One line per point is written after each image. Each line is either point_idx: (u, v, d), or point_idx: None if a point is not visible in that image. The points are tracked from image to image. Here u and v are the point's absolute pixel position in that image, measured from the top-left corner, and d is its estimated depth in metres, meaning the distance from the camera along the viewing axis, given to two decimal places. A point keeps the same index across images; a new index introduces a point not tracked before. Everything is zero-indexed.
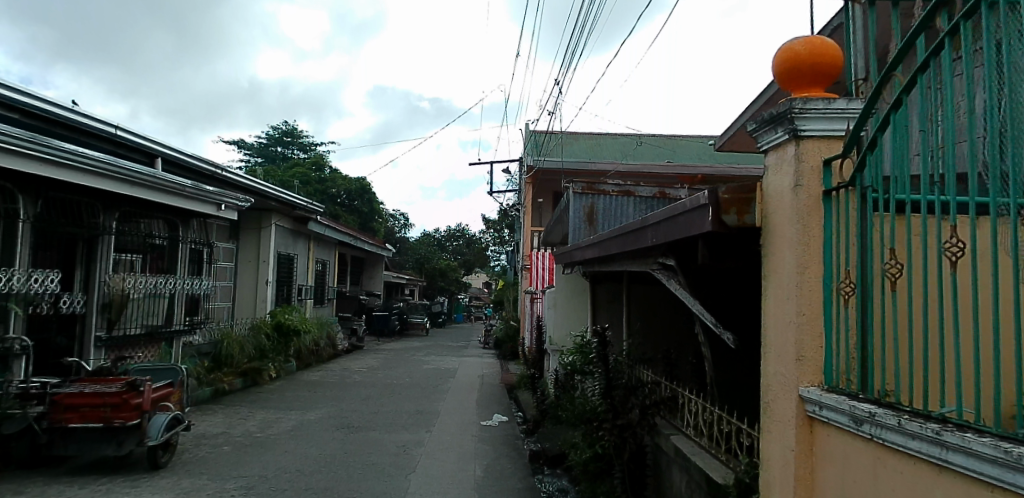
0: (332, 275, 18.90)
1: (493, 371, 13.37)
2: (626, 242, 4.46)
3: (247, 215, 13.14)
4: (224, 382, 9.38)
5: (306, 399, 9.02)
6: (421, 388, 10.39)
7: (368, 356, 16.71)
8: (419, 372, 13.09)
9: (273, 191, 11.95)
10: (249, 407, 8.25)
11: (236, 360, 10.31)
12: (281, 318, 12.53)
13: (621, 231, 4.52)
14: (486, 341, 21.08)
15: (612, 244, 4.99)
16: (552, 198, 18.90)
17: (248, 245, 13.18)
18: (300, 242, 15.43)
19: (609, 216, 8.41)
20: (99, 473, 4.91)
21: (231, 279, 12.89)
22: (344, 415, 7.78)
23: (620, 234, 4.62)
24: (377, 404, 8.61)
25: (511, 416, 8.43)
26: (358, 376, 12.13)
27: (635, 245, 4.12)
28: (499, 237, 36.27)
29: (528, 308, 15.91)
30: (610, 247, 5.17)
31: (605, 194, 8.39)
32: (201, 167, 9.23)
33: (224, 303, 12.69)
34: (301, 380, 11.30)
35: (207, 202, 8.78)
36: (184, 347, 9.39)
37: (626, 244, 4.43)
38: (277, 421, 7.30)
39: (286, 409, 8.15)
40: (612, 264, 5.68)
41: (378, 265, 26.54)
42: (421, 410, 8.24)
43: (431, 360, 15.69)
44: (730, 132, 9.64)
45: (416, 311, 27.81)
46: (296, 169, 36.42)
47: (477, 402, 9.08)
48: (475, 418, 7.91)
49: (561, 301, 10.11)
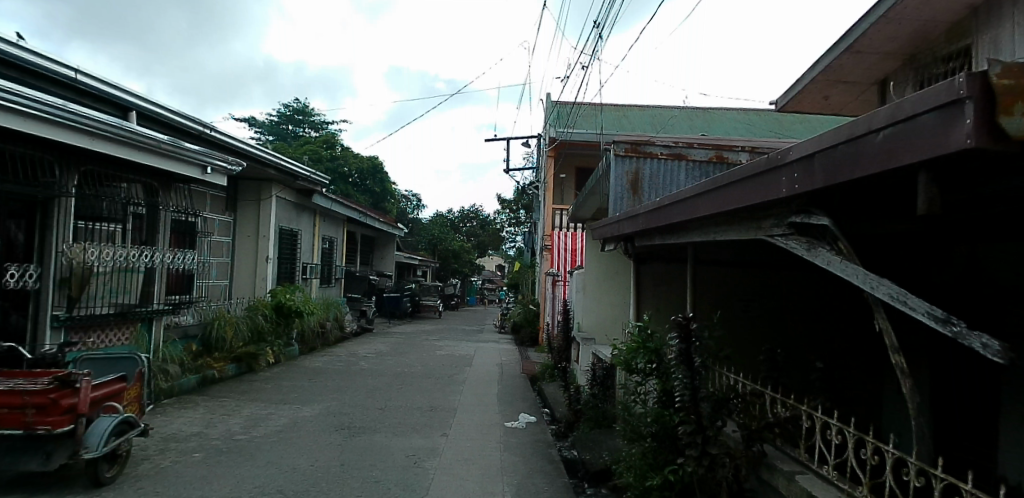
0: (340, 254, 17.83)
1: (512, 360, 12.27)
2: (721, 199, 3.21)
3: (246, 186, 12.08)
4: (213, 369, 8.34)
5: (304, 390, 7.93)
6: (433, 379, 9.27)
7: (377, 340, 15.70)
8: (432, 359, 11.99)
9: (272, 159, 10.83)
10: (238, 399, 7.18)
11: (230, 344, 9.24)
12: (281, 298, 11.13)
13: (714, 186, 3.27)
14: (502, 325, 20.01)
15: (690, 207, 3.77)
16: (575, 173, 17.58)
17: (247, 219, 12.13)
18: (304, 217, 14.36)
19: (656, 184, 7.11)
20: (20, 494, 3.81)
21: (228, 255, 11.89)
22: (345, 412, 6.67)
23: (708, 188, 3.38)
24: (384, 398, 7.51)
25: (537, 415, 7.29)
26: (364, 362, 11.07)
27: (746, 202, 2.87)
28: (514, 219, 34.92)
29: (548, 291, 14.76)
30: (682, 210, 3.93)
31: (652, 157, 7.10)
32: (186, 125, 8.15)
33: (220, 281, 11.68)
34: (303, 367, 10.25)
35: (190, 163, 7.69)
36: (168, 328, 8.35)
37: (722, 201, 3.19)
38: (266, 419, 6.20)
39: (279, 402, 7.07)
40: (680, 237, 4.47)
41: (390, 245, 25.53)
42: (434, 407, 7.12)
43: (444, 345, 14.64)
44: (794, 90, 8.26)
45: (428, 293, 26.85)
46: (307, 146, 35.40)
47: (498, 398, 7.94)
48: (497, 418, 6.75)
49: (591, 287, 9.38)
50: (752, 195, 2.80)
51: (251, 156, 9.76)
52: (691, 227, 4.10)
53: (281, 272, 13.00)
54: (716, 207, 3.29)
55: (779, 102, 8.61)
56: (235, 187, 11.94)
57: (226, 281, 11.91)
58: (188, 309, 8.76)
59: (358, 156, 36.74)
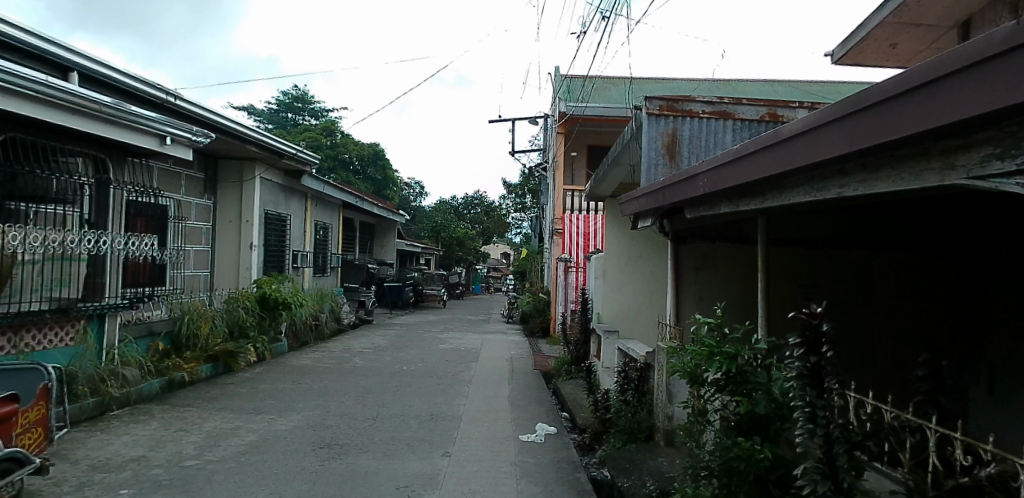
0: (335, 241, 16.73)
1: (522, 353, 11.22)
2: (859, 130, 2.05)
3: (227, 166, 11.00)
4: (182, 371, 7.28)
5: (285, 396, 6.85)
6: (434, 379, 8.18)
7: (375, 332, 14.66)
8: (434, 354, 10.93)
9: (253, 134, 9.68)
10: (203, 407, 6.10)
11: (205, 342, 8.16)
12: (268, 290, 10.03)
13: (844, 111, 2.11)
14: (509, 314, 18.95)
15: (786, 152, 2.62)
16: (586, 152, 16.34)
17: (229, 202, 11.06)
18: (294, 201, 13.27)
19: (696, 147, 5.96)
20: None
21: (209, 242, 10.85)
22: (327, 425, 5.57)
23: (829, 118, 2.23)
24: (377, 405, 6.44)
25: (557, 423, 6.21)
26: (359, 359, 10.04)
27: (915, 127, 1.71)
28: (519, 204, 33.70)
29: (559, 277, 13.71)
30: (774, 158, 2.72)
31: (692, 116, 5.95)
32: (145, 91, 7.01)
33: (200, 271, 10.62)
34: (291, 364, 9.22)
35: (147, 133, 6.52)
36: (127, 324, 7.25)
37: (859, 135, 2.03)
38: (229, 436, 5.11)
39: (252, 411, 6.00)
40: (749, 203, 3.30)
41: (391, 233, 24.47)
42: (435, 416, 6.03)
43: (448, 338, 13.60)
44: (856, 37, 7.05)
45: (431, 282, 25.84)
46: (307, 133, 34.20)
47: (509, 403, 6.85)
48: (510, 429, 5.65)
49: (612, 273, 8.72)
50: (924, 115, 1.65)
51: (227, 129, 8.59)
52: (778, 181, 2.91)
53: (268, 261, 11.95)
54: (844, 145, 2.13)
55: (836, 52, 7.40)
56: (216, 167, 10.85)
57: (207, 270, 10.83)
58: (152, 301, 7.69)
59: (359, 142, 35.62)
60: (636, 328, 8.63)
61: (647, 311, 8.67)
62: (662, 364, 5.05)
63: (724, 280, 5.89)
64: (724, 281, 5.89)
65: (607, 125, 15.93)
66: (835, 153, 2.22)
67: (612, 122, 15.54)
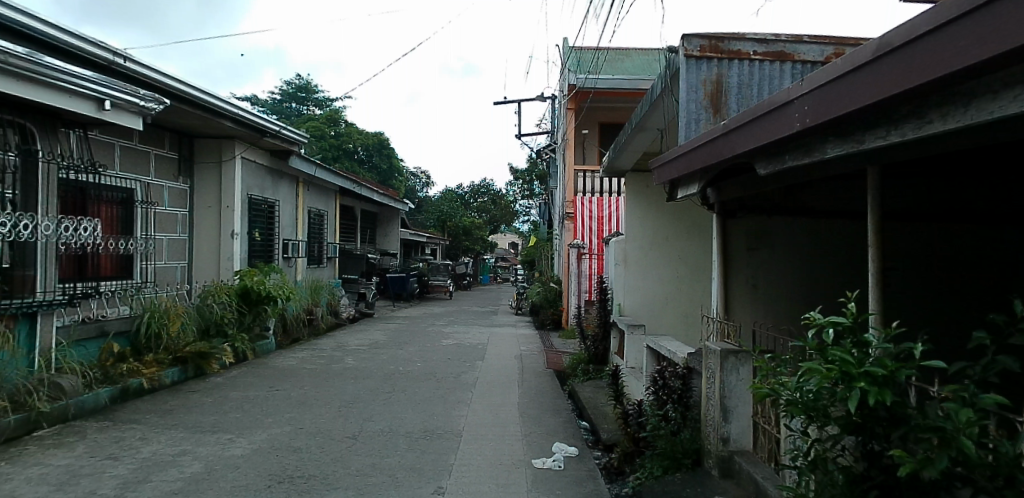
0: (332, 230, 15.70)
1: (534, 350, 10.16)
2: (944, 53, 1.55)
3: (205, 145, 10.06)
4: (139, 377, 6.27)
5: (255, 406, 5.81)
6: (433, 383, 7.11)
7: (374, 327, 13.65)
8: (436, 351, 9.89)
9: (228, 108, 8.80)
10: (151, 424, 5.07)
11: (173, 343, 7.19)
12: (250, 282, 8.97)
13: None
14: (518, 306, 17.89)
15: (842, 91, 2.13)
16: (598, 130, 15.11)
17: (207, 185, 10.08)
18: (282, 185, 12.24)
19: (746, 97, 4.80)
20: None
21: (186, 231, 9.88)
22: (295, 448, 4.52)
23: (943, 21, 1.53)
24: (361, 418, 5.39)
25: (576, 439, 5.14)
26: (352, 358, 9.04)
27: (1019, 37, 1.22)
28: (527, 191, 32.51)
29: (571, 265, 12.63)
30: (922, 62, 1.65)
31: (742, 58, 4.80)
32: (86, 48, 6.00)
33: (176, 262, 9.61)
34: (274, 365, 8.24)
35: (81, 97, 5.49)
36: (65, 326, 6.20)
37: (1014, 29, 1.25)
38: (169, 464, 4.08)
39: (209, 429, 4.97)
40: (850, 147, 2.29)
41: (393, 222, 23.37)
42: (429, 433, 4.97)
43: (453, 332, 12.57)
44: None
45: (436, 273, 24.81)
46: (309, 123, 33.14)
47: (519, 413, 5.79)
48: (520, 451, 4.59)
49: (635, 258, 7.66)
50: None
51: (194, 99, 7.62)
52: (911, 101, 1.90)
53: (252, 251, 10.96)
54: (923, 76, 1.65)
55: None
56: (191, 146, 9.87)
57: (184, 262, 9.82)
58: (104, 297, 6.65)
59: (363, 131, 34.58)
60: (661, 322, 7.62)
61: (674, 300, 7.67)
62: (713, 370, 3.96)
63: (783, 266, 4.78)
64: (783, 266, 4.78)
65: (621, 101, 14.76)
66: (914, 87, 1.72)
67: (626, 96, 14.29)
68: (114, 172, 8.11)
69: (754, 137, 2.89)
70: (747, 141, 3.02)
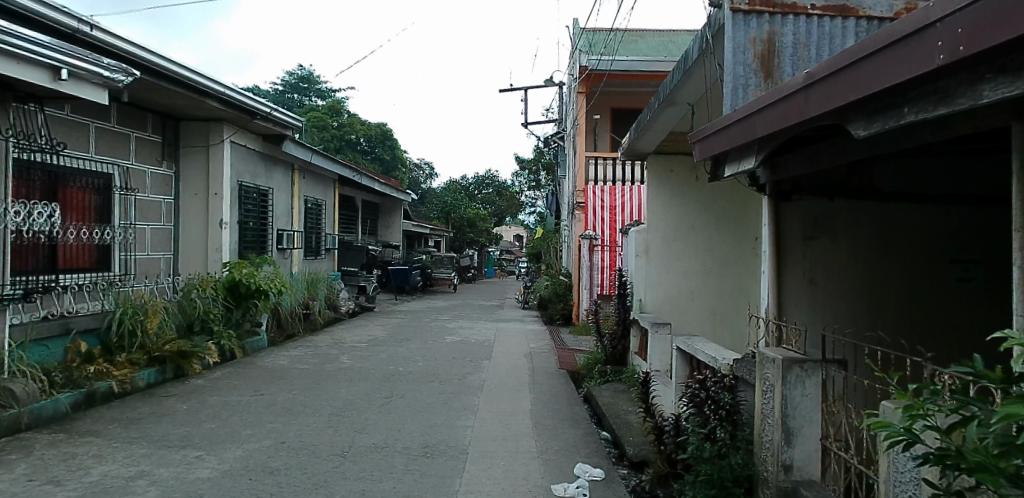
0: (332, 220, 15.05)
1: (543, 348, 9.48)
2: None
3: (191, 128, 9.42)
4: (110, 381, 5.65)
5: (235, 415, 5.17)
6: (435, 386, 6.45)
7: (375, 322, 13.03)
8: (439, 348, 9.24)
9: (214, 87, 8.13)
10: (112, 437, 4.44)
11: (151, 342, 6.56)
12: (238, 275, 8.31)
13: None
14: (525, 299, 17.25)
15: (1005, 3, 1.33)
16: (610, 115, 14.34)
17: (193, 171, 9.44)
18: (276, 172, 11.57)
19: (804, 58, 4.00)
20: None
21: (172, 220, 9.24)
22: (273, 468, 3.87)
23: None
24: (352, 429, 4.73)
25: (598, 456, 4.47)
26: (349, 357, 8.40)
27: None
28: (533, 182, 31.76)
29: (582, 257, 11.95)
30: None
31: (797, 12, 4.04)
32: (46, 15, 5.34)
33: (160, 253, 8.98)
34: (263, 365, 7.58)
35: (35, 65, 4.79)
36: (22, 325, 5.55)
37: None
38: (120, 490, 3.44)
39: (176, 444, 4.31)
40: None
41: (397, 213, 22.70)
42: (429, 449, 4.29)
43: (457, 328, 11.90)
44: None
45: (440, 265, 24.19)
46: (311, 113, 32.41)
47: (531, 424, 5.12)
48: (535, 474, 3.91)
49: (657, 248, 6.98)
50: None
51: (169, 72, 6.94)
52: None
53: (243, 242, 10.32)
54: None
55: None
56: (176, 129, 9.22)
57: (169, 253, 9.19)
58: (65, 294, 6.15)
59: (366, 121, 33.86)
60: (684, 320, 6.99)
61: (700, 295, 6.99)
62: (771, 382, 3.27)
63: (842, 257, 4.09)
64: (842, 257, 4.09)
65: (634, 84, 13.98)
66: None
67: (640, 79, 13.50)
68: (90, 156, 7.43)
69: (852, 88, 2.16)
70: (843, 90, 2.24)
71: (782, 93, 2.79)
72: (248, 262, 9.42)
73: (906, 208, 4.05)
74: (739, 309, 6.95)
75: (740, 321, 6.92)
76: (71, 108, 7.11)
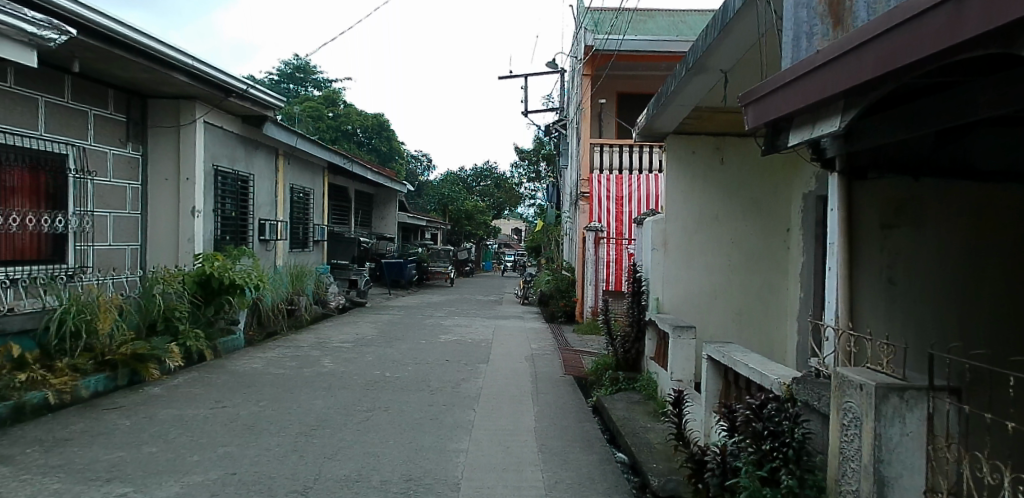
0: (321, 210, 14.20)
1: (546, 349, 8.68)
2: None
3: (161, 106, 8.58)
4: (45, 391, 4.84)
5: (184, 434, 4.36)
6: (423, 396, 5.64)
7: (365, 319, 12.24)
8: (432, 349, 8.44)
9: (181, 58, 7.27)
10: (23, 467, 3.62)
11: (101, 344, 5.75)
12: (210, 269, 7.49)
13: None
14: (525, 295, 16.46)
15: None
16: (617, 100, 13.49)
17: (164, 155, 8.61)
18: (257, 157, 10.69)
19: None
20: None
21: (140, 208, 8.43)
22: None
23: None
24: (321, 456, 3.93)
25: (617, 490, 3.68)
26: (331, 359, 7.60)
27: None
28: (533, 174, 30.88)
29: (587, 250, 11.13)
30: None
31: None
32: None
33: (126, 244, 8.17)
34: (233, 369, 6.76)
35: None
36: None
37: None
38: None
39: (101, 476, 3.51)
40: None
41: (392, 205, 21.85)
42: (413, 484, 3.50)
43: (452, 325, 11.10)
44: None
45: (436, 259, 23.39)
46: (306, 103, 31.48)
47: (536, 447, 4.32)
48: None
49: (676, 241, 6.17)
50: None
51: (112, 33, 6.11)
52: None
53: (218, 232, 9.48)
54: None
55: None
56: (143, 106, 8.38)
57: (136, 244, 8.38)
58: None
59: (363, 111, 32.95)
60: (706, 323, 6.22)
61: (726, 292, 6.20)
62: (858, 416, 2.46)
63: (927, 250, 3.28)
64: (927, 250, 3.28)
65: (642, 67, 13.12)
66: None
67: (649, 61, 12.64)
68: (38, 134, 6.57)
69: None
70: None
71: (895, 18, 1.95)
72: (232, 255, 8.67)
73: (1007, 189, 3.23)
74: (770, 308, 6.19)
75: (770, 320, 6.18)
76: (16, 79, 6.27)
